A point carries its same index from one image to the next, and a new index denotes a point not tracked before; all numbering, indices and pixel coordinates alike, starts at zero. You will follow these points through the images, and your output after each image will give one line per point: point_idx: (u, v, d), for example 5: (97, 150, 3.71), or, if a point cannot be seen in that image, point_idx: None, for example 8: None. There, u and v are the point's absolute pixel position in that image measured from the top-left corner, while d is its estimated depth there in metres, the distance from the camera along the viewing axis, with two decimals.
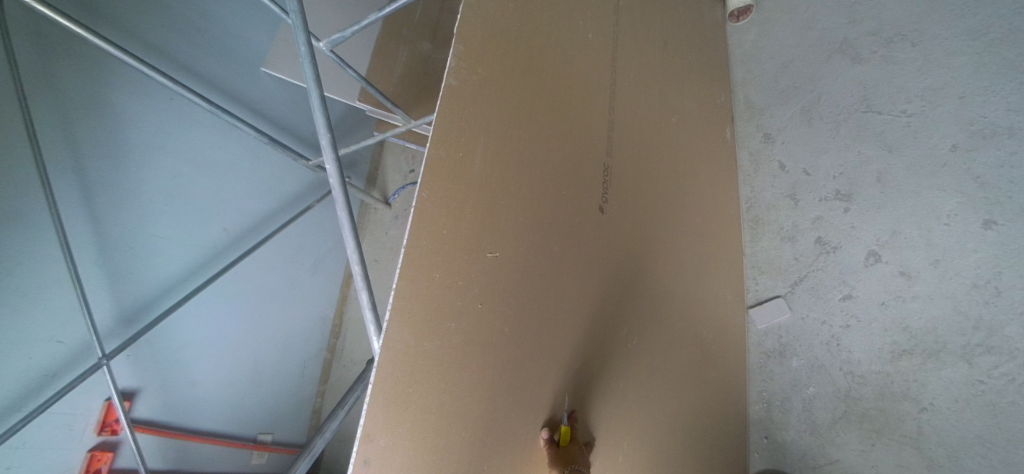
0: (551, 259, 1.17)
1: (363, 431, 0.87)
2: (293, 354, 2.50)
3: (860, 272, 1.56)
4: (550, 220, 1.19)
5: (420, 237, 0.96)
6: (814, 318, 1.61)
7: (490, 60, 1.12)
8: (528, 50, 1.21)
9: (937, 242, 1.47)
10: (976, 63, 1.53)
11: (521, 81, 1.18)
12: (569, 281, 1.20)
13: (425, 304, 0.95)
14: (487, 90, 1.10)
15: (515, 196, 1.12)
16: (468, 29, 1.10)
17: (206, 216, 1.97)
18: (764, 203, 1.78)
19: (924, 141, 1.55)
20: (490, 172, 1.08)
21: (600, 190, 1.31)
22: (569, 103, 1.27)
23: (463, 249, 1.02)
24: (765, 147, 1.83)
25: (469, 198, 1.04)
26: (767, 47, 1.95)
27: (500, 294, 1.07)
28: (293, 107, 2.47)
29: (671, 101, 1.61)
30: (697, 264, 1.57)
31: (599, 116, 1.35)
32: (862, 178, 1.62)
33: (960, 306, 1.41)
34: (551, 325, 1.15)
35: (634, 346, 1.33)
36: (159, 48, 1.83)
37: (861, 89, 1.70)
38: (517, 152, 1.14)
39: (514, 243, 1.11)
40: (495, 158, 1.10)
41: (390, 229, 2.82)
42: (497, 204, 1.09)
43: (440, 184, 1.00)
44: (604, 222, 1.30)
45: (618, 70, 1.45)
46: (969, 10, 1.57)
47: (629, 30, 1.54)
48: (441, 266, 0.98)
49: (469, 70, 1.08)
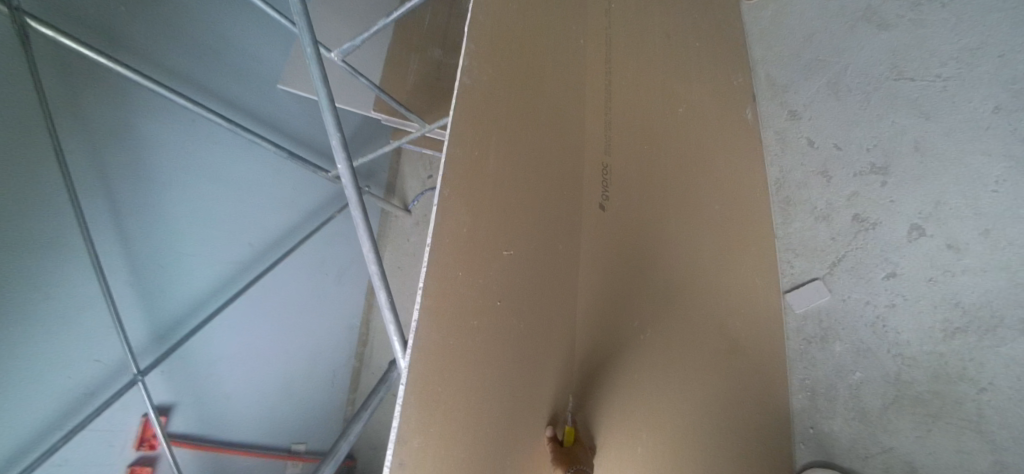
0: (554, 256, 1.15)
1: (397, 434, 0.81)
2: (321, 364, 2.52)
3: (903, 247, 1.47)
4: (550, 216, 1.16)
5: (445, 232, 0.93)
6: (857, 299, 1.53)
7: (498, 53, 1.11)
8: (531, 45, 1.20)
9: (986, 211, 1.38)
10: (1014, 19, 1.43)
11: (523, 75, 1.16)
12: (570, 280, 1.19)
13: (451, 302, 0.92)
14: (496, 82, 1.09)
15: (522, 191, 1.10)
16: (479, 21, 1.09)
17: (230, 232, 2.01)
18: (795, 183, 1.70)
19: (963, 105, 1.46)
20: (499, 167, 1.06)
21: (602, 184, 1.28)
22: (565, 99, 1.26)
23: (481, 245, 0.99)
24: (791, 124, 1.75)
25: (485, 194, 1.02)
26: (785, 22, 1.87)
27: (511, 291, 1.04)
28: (309, 120, 2.51)
29: (679, 89, 1.57)
30: (718, 255, 1.49)
31: (596, 110, 1.33)
32: (897, 149, 1.53)
33: (1016, 277, 1.31)
34: (556, 324, 1.13)
35: (651, 344, 1.27)
36: (177, 70, 1.87)
37: (890, 57, 1.61)
38: (523, 147, 1.13)
39: (523, 239, 1.08)
40: (504, 152, 1.08)
41: (411, 236, 2.83)
42: (507, 200, 1.06)
43: (460, 177, 0.97)
44: (609, 216, 1.27)
45: (615, 63, 1.42)
46: None
47: (627, 23, 1.51)
48: (463, 263, 0.95)
49: (481, 63, 1.06)
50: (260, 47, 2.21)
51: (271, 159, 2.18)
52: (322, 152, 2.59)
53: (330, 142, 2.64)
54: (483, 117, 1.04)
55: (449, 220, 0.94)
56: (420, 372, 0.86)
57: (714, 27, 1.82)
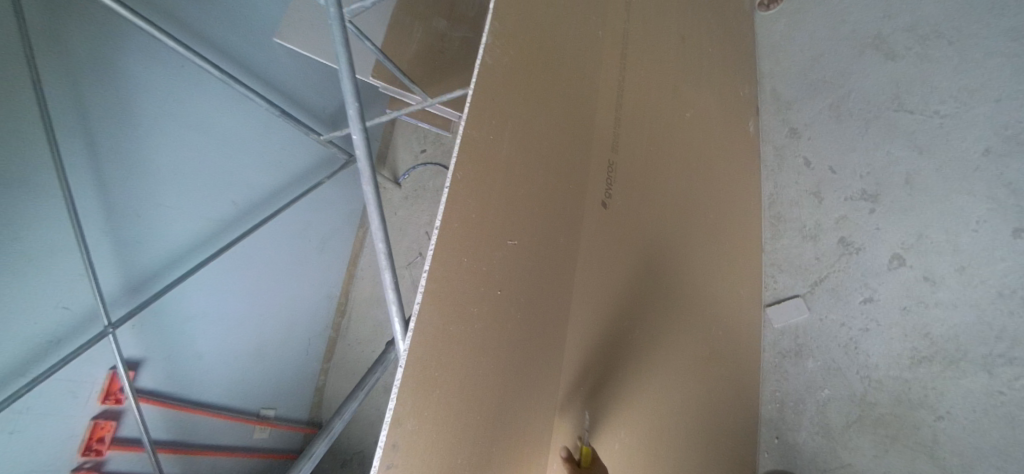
0: (557, 250, 1.15)
1: (391, 415, 0.82)
2: (298, 331, 2.49)
3: (882, 274, 1.53)
4: (557, 210, 1.16)
5: (453, 219, 0.93)
6: (833, 320, 1.58)
7: (519, 39, 1.09)
8: (552, 34, 1.18)
9: (964, 248, 1.43)
10: (1015, 65, 1.47)
11: (542, 63, 1.14)
12: (571, 274, 1.17)
13: (454, 289, 0.92)
14: (516, 69, 1.07)
15: (532, 183, 1.09)
16: (503, 6, 1.07)
17: (215, 189, 1.95)
18: (788, 200, 1.73)
19: (957, 143, 1.50)
20: (512, 155, 1.05)
21: (608, 182, 1.28)
22: (582, 92, 1.24)
23: (487, 234, 0.99)
24: (791, 142, 1.77)
25: (495, 183, 1.01)
26: (796, 39, 1.88)
27: (512, 283, 1.04)
28: (306, 79, 2.42)
29: (689, 93, 1.57)
30: (708, 262, 1.52)
31: (610, 107, 1.32)
32: (889, 179, 1.58)
33: (984, 315, 1.38)
34: (552, 318, 1.13)
35: (636, 343, 1.29)
36: (171, 12, 1.76)
37: (893, 87, 1.65)
38: (536, 139, 1.11)
39: (528, 231, 1.08)
40: (518, 140, 1.06)
41: (398, 211, 2.76)
42: (517, 191, 1.06)
43: (472, 163, 0.96)
44: (611, 215, 1.27)
45: (632, 60, 1.40)
46: (1010, 10, 1.51)
47: (646, 19, 1.49)
48: (469, 251, 0.95)
49: (502, 48, 1.04)
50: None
51: (263, 116, 2.11)
52: (317, 115, 2.51)
53: (325, 104, 2.55)
54: (500, 103, 1.03)
55: (457, 205, 0.93)
56: (418, 356, 0.86)
57: (727, 36, 1.81)
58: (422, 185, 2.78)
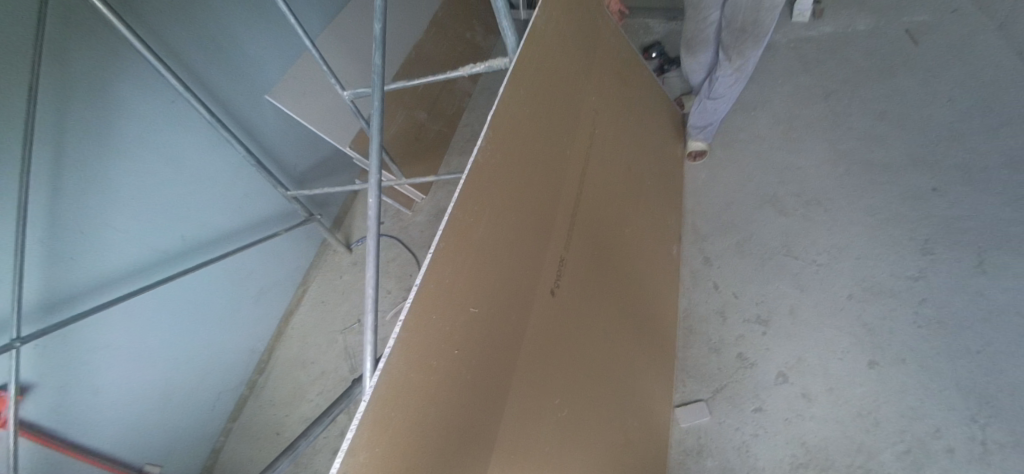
0: (511, 324, 1.29)
1: (349, 446, 0.89)
2: (210, 382, 2.33)
3: (770, 388, 1.78)
4: (515, 289, 1.32)
5: (431, 280, 1.08)
6: (730, 425, 1.77)
7: (506, 147, 1.34)
8: (530, 147, 1.45)
9: (833, 372, 1.75)
10: (870, 234, 1.98)
11: (521, 166, 1.39)
12: (521, 347, 1.30)
13: (421, 341, 1.05)
14: (501, 165, 1.31)
15: (497, 262, 1.27)
16: (497, 120, 1.32)
17: (167, 220, 1.94)
18: (698, 316, 1.99)
19: (829, 287, 1.90)
20: (487, 233, 1.24)
21: (557, 274, 1.48)
22: (546, 195, 1.49)
23: (456, 298, 1.14)
24: (704, 268, 2.09)
25: (469, 256, 1.18)
26: (714, 187, 2.33)
27: (470, 345, 1.16)
28: (286, 137, 2.54)
29: (630, 214, 1.89)
30: (632, 359, 1.71)
31: (567, 212, 1.56)
32: (778, 308, 1.91)
33: (847, 430, 1.66)
34: (502, 385, 1.23)
35: (564, 422, 1.40)
36: (176, 53, 1.91)
37: (784, 236, 2.07)
38: (507, 226, 1.31)
39: (489, 302, 1.23)
40: (493, 222, 1.27)
41: (345, 274, 2.83)
42: (485, 266, 1.23)
43: (454, 237, 1.14)
44: (557, 302, 1.45)
45: (588, 179, 1.70)
46: (866, 193, 2.10)
47: (604, 150, 1.83)
48: (438, 309, 1.09)
49: (492, 150, 1.28)
50: (262, 58, 2.30)
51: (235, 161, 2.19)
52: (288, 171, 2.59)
53: (297, 161, 2.65)
54: (484, 189, 1.24)
55: (436, 266, 1.10)
56: (381, 395, 0.96)
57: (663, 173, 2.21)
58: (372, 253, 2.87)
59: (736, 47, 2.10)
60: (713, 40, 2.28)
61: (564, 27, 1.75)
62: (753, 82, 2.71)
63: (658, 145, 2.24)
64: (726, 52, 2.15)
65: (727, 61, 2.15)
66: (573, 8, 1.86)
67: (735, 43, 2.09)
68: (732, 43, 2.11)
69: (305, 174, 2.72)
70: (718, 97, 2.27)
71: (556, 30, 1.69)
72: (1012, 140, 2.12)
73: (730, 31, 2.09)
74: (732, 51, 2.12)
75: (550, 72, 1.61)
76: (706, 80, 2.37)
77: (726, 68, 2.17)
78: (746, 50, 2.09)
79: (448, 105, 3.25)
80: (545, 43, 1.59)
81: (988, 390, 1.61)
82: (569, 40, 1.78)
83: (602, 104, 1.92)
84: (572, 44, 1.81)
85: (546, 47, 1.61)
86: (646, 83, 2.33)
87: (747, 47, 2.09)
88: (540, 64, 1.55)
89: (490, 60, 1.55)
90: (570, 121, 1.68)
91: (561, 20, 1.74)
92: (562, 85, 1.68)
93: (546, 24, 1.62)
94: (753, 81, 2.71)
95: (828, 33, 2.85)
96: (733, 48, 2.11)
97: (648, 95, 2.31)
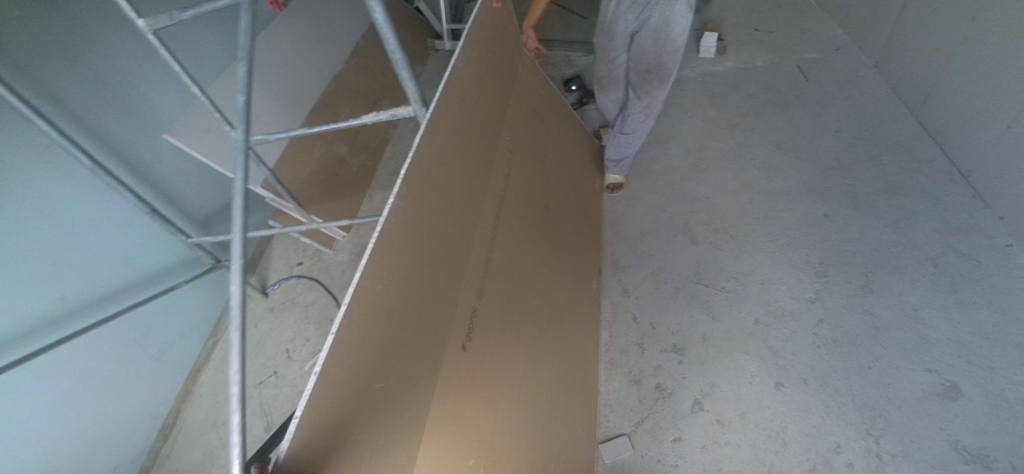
0: (416, 390, 1.20)
1: None
2: (102, 456, 2.08)
3: (687, 417, 1.82)
4: (421, 351, 1.24)
5: (335, 358, 0.98)
6: (651, 457, 1.78)
7: (417, 202, 1.28)
8: (438, 199, 1.41)
9: (744, 397, 1.81)
10: (772, 259, 2.10)
11: (431, 214, 1.36)
12: (428, 413, 1.21)
13: (321, 430, 0.93)
14: (411, 223, 1.25)
15: (403, 325, 1.20)
16: (410, 175, 1.27)
17: (43, 280, 1.73)
18: (618, 348, 2.02)
19: (737, 313, 1.99)
20: (394, 286, 1.18)
21: (467, 328, 1.42)
22: (455, 247, 1.45)
23: (358, 373, 1.04)
24: (622, 300, 2.14)
25: (375, 325, 1.10)
26: (631, 217, 2.41)
27: (376, 423, 1.05)
28: (189, 180, 2.39)
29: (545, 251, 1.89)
30: (552, 397, 1.70)
31: (476, 262, 1.53)
32: (691, 336, 1.97)
33: (759, 453, 1.71)
34: (422, 449, 1.16)
35: None
36: (55, 94, 1.74)
37: (695, 265, 2.16)
38: (413, 285, 1.25)
39: (392, 371, 1.14)
40: (404, 276, 1.22)
41: (261, 321, 2.65)
42: (390, 332, 1.15)
43: (360, 307, 1.06)
44: (467, 358, 1.39)
45: (502, 218, 1.70)
46: (767, 220, 2.24)
47: (519, 188, 1.84)
48: (340, 391, 0.99)
49: (403, 208, 1.22)
50: (164, 99, 2.19)
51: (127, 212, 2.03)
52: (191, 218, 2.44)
53: (201, 204, 2.49)
54: (394, 241, 1.19)
55: (347, 329, 1.02)
56: None
57: (580, 206, 2.24)
58: (289, 297, 2.72)
59: (644, 86, 2.26)
60: (623, 80, 2.44)
61: (482, 67, 1.76)
62: (665, 115, 2.85)
63: (574, 180, 2.28)
64: (635, 91, 2.31)
65: (636, 99, 2.30)
66: (491, 46, 1.86)
67: (643, 83, 2.26)
68: (640, 83, 2.27)
69: (210, 216, 2.57)
70: (630, 133, 2.39)
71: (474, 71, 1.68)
72: (890, 167, 2.34)
73: (638, 71, 2.26)
74: (640, 90, 2.28)
75: (464, 114, 1.59)
76: (619, 116, 2.49)
77: (636, 106, 2.31)
78: (653, 89, 2.25)
79: (372, 138, 3.20)
80: (462, 86, 1.58)
81: (880, 403, 1.71)
82: (486, 81, 1.78)
83: (518, 142, 1.93)
84: (488, 83, 1.81)
85: (464, 89, 1.59)
86: (562, 119, 2.38)
87: (654, 87, 2.25)
88: (456, 108, 1.53)
89: (394, 109, 1.52)
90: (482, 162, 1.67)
91: (479, 60, 1.74)
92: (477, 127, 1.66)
93: (463, 66, 1.60)
94: (665, 114, 2.86)
95: (731, 68, 3.06)
96: (642, 86, 2.27)
97: (565, 131, 2.37)
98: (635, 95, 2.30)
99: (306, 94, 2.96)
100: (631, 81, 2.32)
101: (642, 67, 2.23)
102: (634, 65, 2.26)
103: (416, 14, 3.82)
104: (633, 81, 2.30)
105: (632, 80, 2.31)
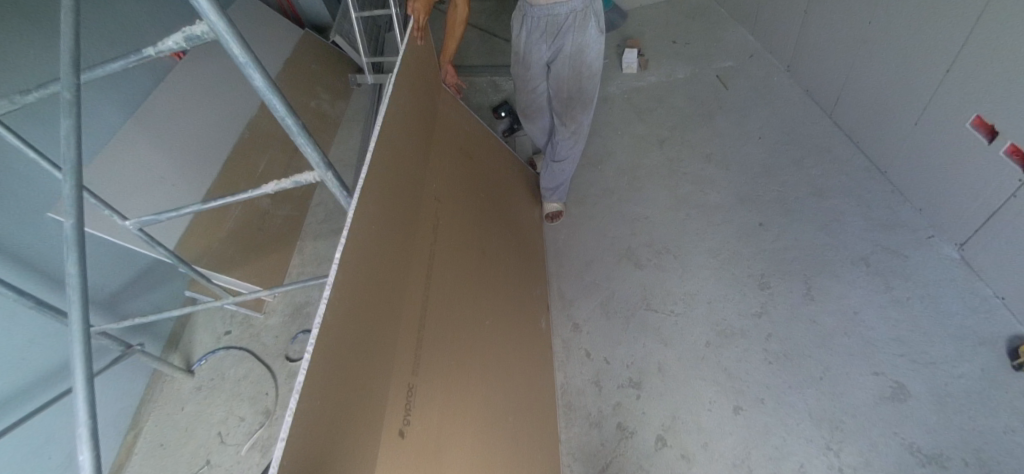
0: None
1: None
2: None
3: (651, 456, 1.75)
4: (364, 455, 1.06)
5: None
6: None
7: (348, 283, 1.10)
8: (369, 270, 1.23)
9: (705, 426, 1.76)
10: (716, 275, 2.09)
11: (371, 278, 1.24)
12: None
13: None
14: (346, 309, 1.07)
15: (341, 432, 1.02)
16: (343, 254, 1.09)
17: None
18: (575, 389, 1.93)
19: (688, 336, 1.95)
20: (334, 374, 1.03)
21: (412, 409, 1.25)
22: (386, 319, 1.28)
23: None
24: (574, 335, 2.06)
25: (316, 448, 0.91)
26: (574, 245, 2.35)
27: None
28: (89, 259, 2.11)
29: (493, 293, 1.81)
30: (519, 445, 1.61)
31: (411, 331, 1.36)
32: (647, 367, 1.91)
33: None
34: None
35: None
36: None
37: (642, 290, 2.11)
38: (347, 378, 1.07)
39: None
40: (338, 374, 1.04)
41: (188, 403, 2.37)
42: (330, 446, 0.97)
43: (299, 433, 0.88)
44: (417, 444, 1.22)
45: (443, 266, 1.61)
46: (706, 235, 2.23)
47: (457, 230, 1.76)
48: None
49: (335, 296, 1.04)
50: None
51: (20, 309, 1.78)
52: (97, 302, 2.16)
53: (107, 283, 2.21)
54: (335, 325, 1.05)
55: (286, 466, 0.83)
56: None
57: (518, 239, 2.16)
58: (219, 372, 2.45)
59: (568, 113, 2.22)
60: (547, 108, 2.39)
61: (411, 110, 1.65)
62: (595, 136, 2.83)
63: (510, 211, 2.20)
64: (560, 118, 2.27)
65: (562, 126, 2.26)
66: (417, 84, 1.73)
67: (566, 109, 2.22)
68: (563, 109, 2.23)
69: (120, 294, 2.28)
70: (561, 159, 2.34)
71: (404, 116, 1.57)
72: (814, 170, 2.40)
73: (559, 98, 2.22)
74: (564, 117, 2.24)
75: (398, 163, 1.48)
76: (548, 144, 2.44)
77: (563, 133, 2.27)
78: (578, 114, 2.22)
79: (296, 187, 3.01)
80: (393, 133, 1.46)
81: (835, 413, 1.71)
82: (414, 124, 1.68)
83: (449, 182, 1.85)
84: (417, 126, 1.70)
85: (395, 137, 1.48)
86: (490, 152, 2.27)
87: (578, 112, 2.21)
88: (389, 158, 1.42)
89: (296, 174, 1.35)
90: (417, 212, 1.57)
91: (409, 103, 1.62)
92: (409, 175, 1.56)
93: (394, 112, 1.49)
94: (595, 134, 2.83)
95: (654, 83, 3.09)
96: (566, 113, 2.23)
97: (496, 165, 2.27)
98: (561, 122, 2.26)
99: (217, 147, 2.72)
100: (555, 108, 2.28)
101: (563, 94, 2.19)
102: (556, 93, 2.22)
103: (333, 49, 3.64)
104: (556, 107, 2.26)
105: (556, 107, 2.26)
